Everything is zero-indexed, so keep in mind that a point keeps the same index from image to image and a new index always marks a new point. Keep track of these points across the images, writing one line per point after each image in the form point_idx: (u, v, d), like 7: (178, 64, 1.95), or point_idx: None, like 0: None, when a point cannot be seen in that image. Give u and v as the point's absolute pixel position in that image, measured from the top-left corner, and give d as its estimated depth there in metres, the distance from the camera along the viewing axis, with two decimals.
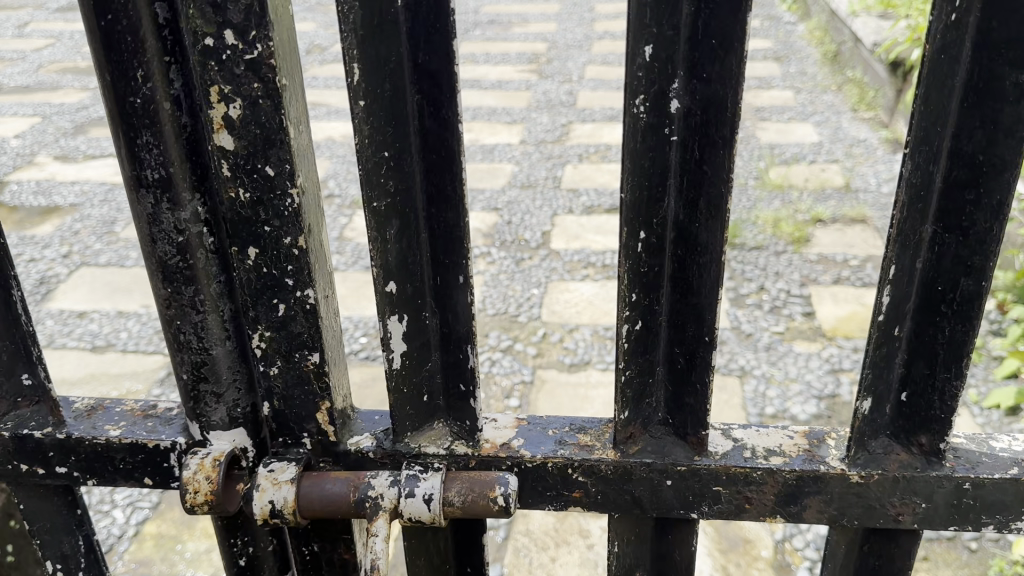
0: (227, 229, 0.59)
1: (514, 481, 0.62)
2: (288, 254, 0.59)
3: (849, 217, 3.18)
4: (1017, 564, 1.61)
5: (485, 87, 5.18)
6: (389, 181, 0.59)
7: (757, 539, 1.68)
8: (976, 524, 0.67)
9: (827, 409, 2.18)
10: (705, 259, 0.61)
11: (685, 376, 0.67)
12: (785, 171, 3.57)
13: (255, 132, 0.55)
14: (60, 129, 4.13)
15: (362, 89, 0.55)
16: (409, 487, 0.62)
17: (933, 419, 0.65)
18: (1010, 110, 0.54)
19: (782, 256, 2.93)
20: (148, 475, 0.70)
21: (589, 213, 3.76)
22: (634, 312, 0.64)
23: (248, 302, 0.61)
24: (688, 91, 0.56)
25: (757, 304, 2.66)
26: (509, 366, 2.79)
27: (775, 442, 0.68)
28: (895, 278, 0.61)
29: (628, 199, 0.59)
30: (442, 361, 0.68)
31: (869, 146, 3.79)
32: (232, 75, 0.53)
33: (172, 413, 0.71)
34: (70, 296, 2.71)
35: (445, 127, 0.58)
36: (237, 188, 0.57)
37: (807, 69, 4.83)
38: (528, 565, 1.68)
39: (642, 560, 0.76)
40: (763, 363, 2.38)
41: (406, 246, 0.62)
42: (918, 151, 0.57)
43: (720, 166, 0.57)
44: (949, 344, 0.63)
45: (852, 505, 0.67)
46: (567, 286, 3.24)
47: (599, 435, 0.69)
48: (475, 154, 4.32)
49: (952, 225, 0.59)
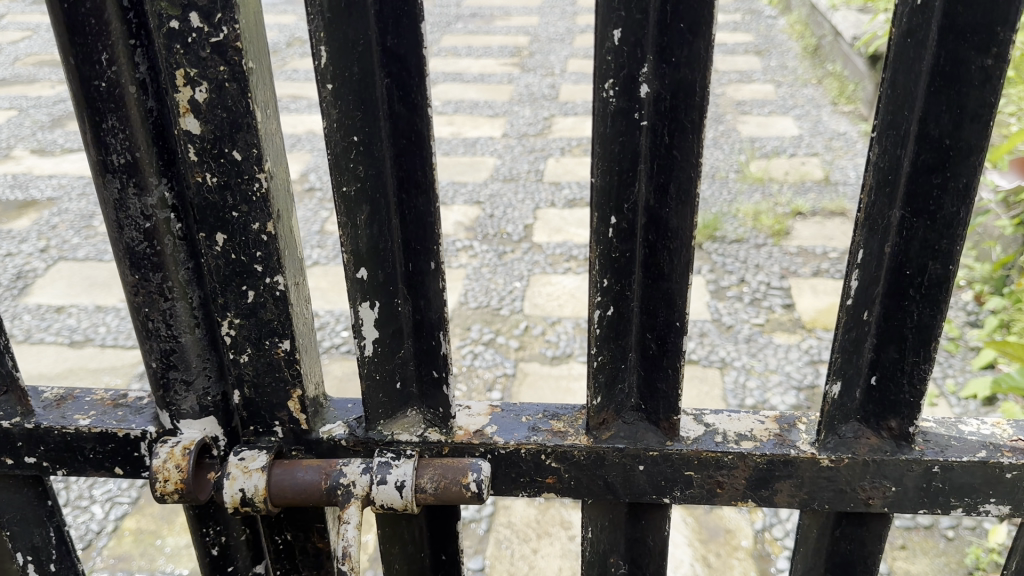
0: (195, 215, 0.58)
1: (486, 468, 0.62)
2: (257, 239, 0.59)
3: (828, 210, 3.21)
4: (993, 552, 1.63)
5: (467, 80, 5.17)
6: (359, 166, 0.59)
7: (737, 529, 1.69)
8: (946, 507, 0.67)
9: (806, 400, 2.20)
10: (676, 244, 0.61)
11: (657, 361, 0.67)
12: (766, 164, 3.59)
13: (222, 116, 0.55)
14: (37, 122, 4.08)
15: (330, 72, 0.55)
16: (381, 474, 0.61)
17: (901, 403, 0.66)
18: (976, 94, 0.54)
19: (762, 249, 2.95)
20: (119, 464, 0.69)
21: (571, 207, 3.77)
22: (607, 297, 0.64)
23: (217, 289, 0.61)
24: (658, 75, 0.56)
25: (737, 297, 2.68)
26: (491, 360, 2.80)
27: (746, 427, 0.68)
28: (864, 262, 0.61)
29: (599, 184, 0.59)
30: (414, 349, 0.68)
31: (848, 139, 3.82)
32: (198, 58, 0.53)
33: (143, 402, 0.70)
34: (47, 290, 2.68)
35: (413, 111, 0.57)
36: (204, 172, 0.56)
37: (788, 63, 4.85)
38: (509, 556, 1.69)
39: (615, 545, 0.76)
40: (743, 355, 2.39)
41: (377, 231, 0.62)
42: (886, 135, 0.57)
43: (691, 150, 0.57)
44: (916, 329, 0.63)
45: (823, 489, 0.68)
46: (549, 280, 3.25)
47: (572, 421, 0.69)
48: (457, 148, 4.31)
49: (918, 208, 0.59)
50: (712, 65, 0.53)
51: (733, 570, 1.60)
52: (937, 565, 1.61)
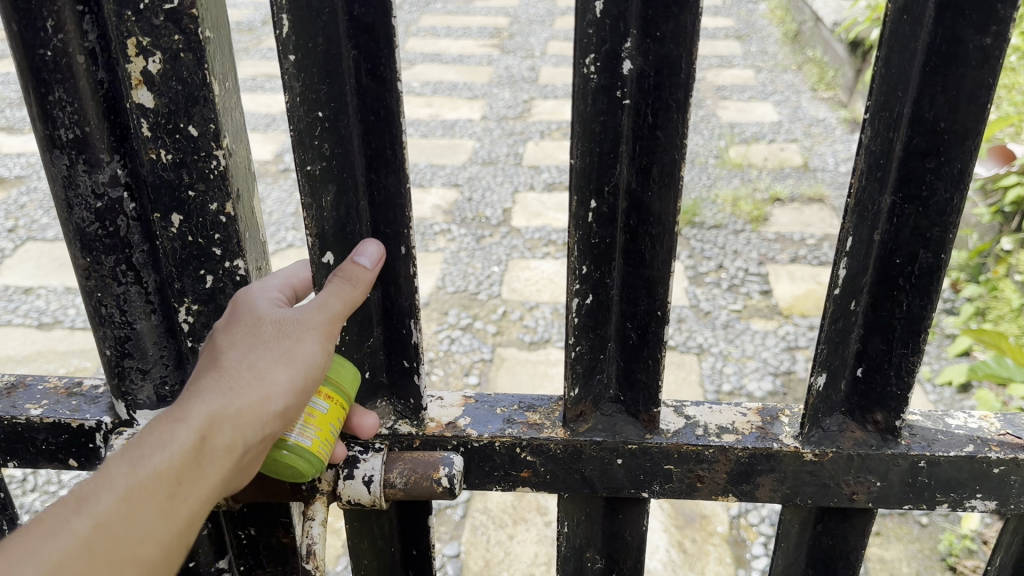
0: (150, 194, 0.57)
1: (458, 463, 0.65)
2: (214, 221, 0.58)
3: (806, 196, 3.20)
4: (966, 538, 1.64)
5: (446, 61, 5.10)
6: (324, 143, 0.57)
7: (713, 515, 1.69)
8: (930, 502, 0.66)
9: (782, 386, 2.20)
10: (658, 230, 0.59)
11: (637, 352, 0.65)
12: (745, 150, 3.58)
13: (178, 89, 0.53)
14: (4, 99, 3.97)
15: (292, 43, 0.52)
16: (349, 470, 0.65)
17: (889, 396, 0.64)
18: (973, 76, 0.52)
19: (740, 235, 2.94)
20: (73, 455, 0.68)
21: (550, 191, 3.74)
22: (585, 285, 0.62)
23: (174, 273, 0.60)
24: (641, 51, 0.53)
25: (715, 283, 2.67)
26: (468, 345, 2.78)
27: (728, 419, 0.67)
28: (853, 251, 0.59)
29: (580, 165, 0.56)
30: (384, 336, 0.67)
31: (828, 125, 3.82)
32: (151, 26, 0.51)
33: (98, 391, 0.69)
34: (15, 271, 2.62)
35: (382, 86, 0.55)
36: (159, 149, 0.55)
37: (768, 48, 4.83)
38: (484, 542, 1.67)
39: (592, 539, 0.74)
40: (720, 340, 2.39)
41: (345, 213, 0.60)
42: (879, 118, 0.54)
43: (674, 131, 0.54)
44: (905, 319, 0.62)
45: (807, 484, 0.67)
46: (527, 264, 3.23)
47: (549, 413, 0.68)
48: (435, 130, 4.26)
49: (914, 193, 0.57)
50: (697, 40, 0.51)
51: (708, 556, 1.59)
52: (911, 551, 1.62)
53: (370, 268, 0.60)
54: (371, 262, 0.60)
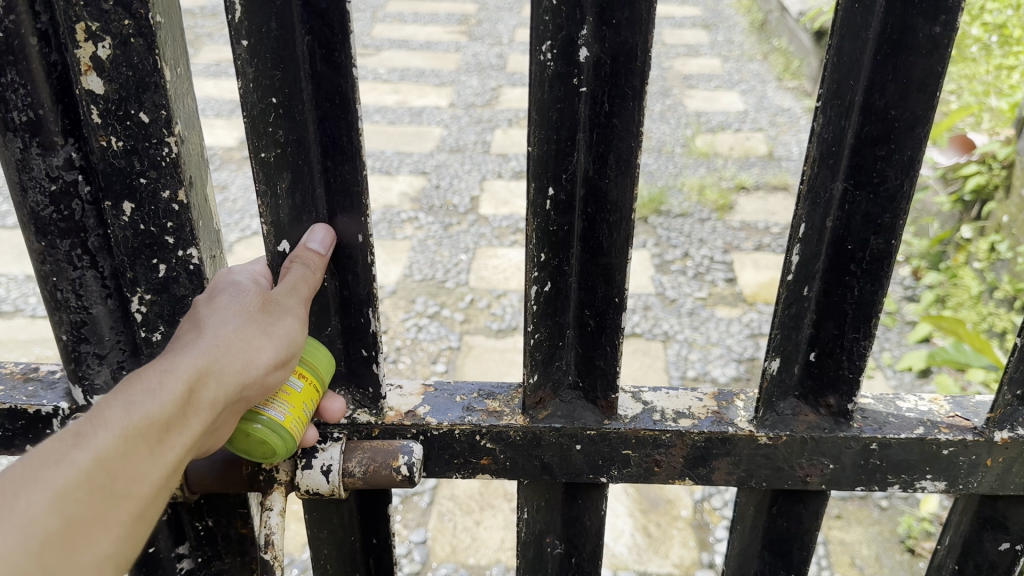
0: (101, 182, 0.57)
1: (417, 451, 0.65)
2: (167, 210, 0.58)
3: (770, 185, 3.23)
4: (924, 521, 1.68)
5: (413, 48, 5.06)
6: (278, 130, 0.57)
7: (677, 500, 1.71)
8: (882, 483, 0.68)
9: (746, 372, 2.23)
10: (616, 218, 0.59)
11: (595, 338, 0.65)
12: (711, 139, 3.61)
13: (127, 75, 0.53)
14: None
15: (245, 27, 0.52)
16: (307, 460, 0.65)
17: (840, 379, 0.66)
18: (921, 64, 0.53)
19: (706, 223, 2.96)
20: (30, 442, 0.68)
21: (517, 178, 3.74)
22: (544, 271, 0.62)
23: (126, 262, 0.60)
24: (597, 39, 0.53)
25: (681, 270, 2.69)
26: (435, 333, 2.78)
27: (685, 404, 0.68)
28: (806, 235, 0.60)
29: (537, 152, 0.56)
30: (340, 326, 0.67)
31: (793, 115, 3.86)
32: (100, 11, 0.51)
33: (54, 377, 0.70)
34: None
35: (336, 72, 0.55)
36: (109, 136, 0.55)
37: (734, 37, 4.86)
38: (451, 529, 1.67)
39: (552, 525, 0.75)
40: (685, 327, 2.41)
41: (298, 203, 0.60)
42: (829, 107, 0.55)
43: (631, 118, 0.55)
44: (857, 305, 0.63)
45: (761, 466, 0.68)
46: (495, 252, 3.23)
47: (509, 400, 0.68)
48: (402, 117, 4.23)
49: (865, 181, 0.58)
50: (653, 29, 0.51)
51: (673, 540, 1.61)
52: (871, 533, 1.65)
53: (322, 252, 0.61)
54: (322, 247, 0.61)
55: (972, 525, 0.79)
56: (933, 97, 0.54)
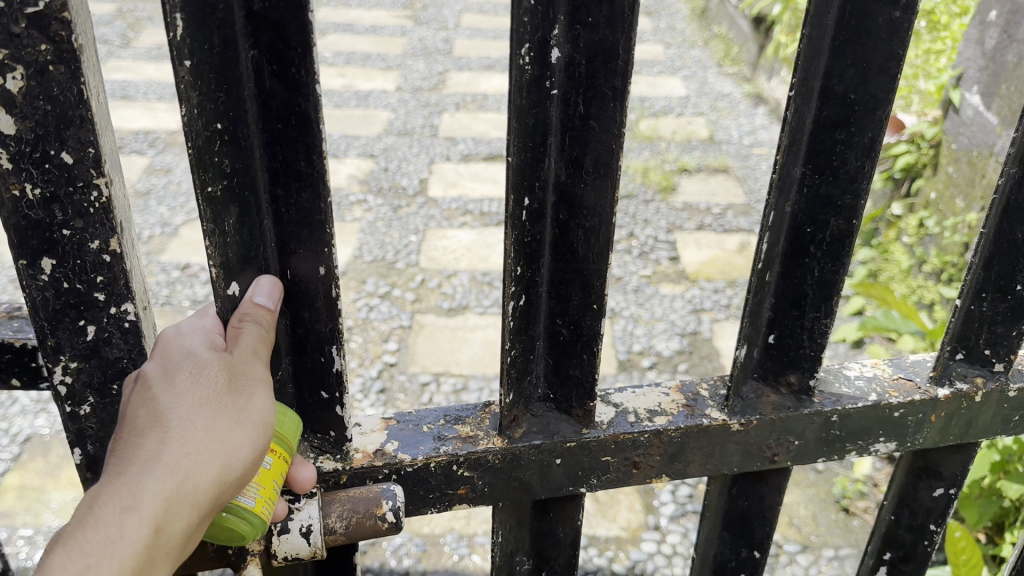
0: (14, 237, 0.53)
1: (399, 495, 0.69)
2: (97, 261, 0.55)
3: (711, 167, 3.36)
4: (858, 482, 1.79)
5: (358, 31, 5.05)
6: (224, 160, 0.55)
7: None
8: (841, 452, 0.80)
9: (689, 346, 2.32)
10: (593, 222, 0.64)
11: (568, 346, 0.71)
12: (654, 124, 3.70)
13: (45, 109, 0.48)
14: None
15: (187, 46, 0.49)
16: (283, 524, 0.67)
17: (802, 358, 0.75)
18: (880, 48, 0.60)
19: (650, 205, 3.05)
20: (16, 376, 0.70)
21: (465, 161, 3.77)
22: (519, 287, 0.66)
23: (50, 326, 0.57)
24: (569, 39, 0.57)
25: (627, 250, 2.78)
26: (386, 312, 2.83)
27: (655, 402, 0.76)
28: (773, 224, 0.67)
29: (517, 161, 0.60)
30: (292, 367, 0.68)
31: (731, 100, 3.98)
32: (10, 35, 0.46)
33: (37, 314, 0.71)
34: None
35: (293, 90, 0.54)
36: (23, 184, 0.51)
37: (675, 24, 4.99)
38: None
39: (522, 543, 0.81)
40: (631, 304, 2.50)
41: (247, 236, 0.59)
42: (799, 100, 0.61)
43: (610, 121, 0.59)
44: (817, 285, 0.72)
45: (733, 453, 0.77)
46: (444, 233, 3.27)
47: (478, 423, 0.73)
48: (349, 100, 4.23)
49: (844, 168, 0.65)
50: (632, 25, 0.56)
51: (621, 503, 1.69)
52: (808, 494, 1.76)
53: (270, 307, 0.61)
54: (269, 301, 0.61)
55: (911, 475, 0.88)
56: (891, 77, 0.61)
